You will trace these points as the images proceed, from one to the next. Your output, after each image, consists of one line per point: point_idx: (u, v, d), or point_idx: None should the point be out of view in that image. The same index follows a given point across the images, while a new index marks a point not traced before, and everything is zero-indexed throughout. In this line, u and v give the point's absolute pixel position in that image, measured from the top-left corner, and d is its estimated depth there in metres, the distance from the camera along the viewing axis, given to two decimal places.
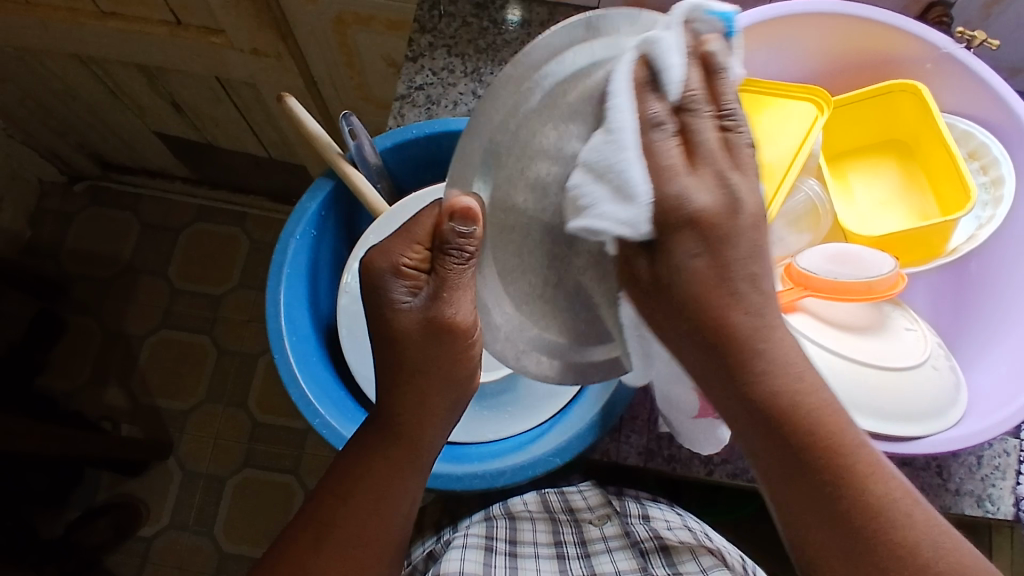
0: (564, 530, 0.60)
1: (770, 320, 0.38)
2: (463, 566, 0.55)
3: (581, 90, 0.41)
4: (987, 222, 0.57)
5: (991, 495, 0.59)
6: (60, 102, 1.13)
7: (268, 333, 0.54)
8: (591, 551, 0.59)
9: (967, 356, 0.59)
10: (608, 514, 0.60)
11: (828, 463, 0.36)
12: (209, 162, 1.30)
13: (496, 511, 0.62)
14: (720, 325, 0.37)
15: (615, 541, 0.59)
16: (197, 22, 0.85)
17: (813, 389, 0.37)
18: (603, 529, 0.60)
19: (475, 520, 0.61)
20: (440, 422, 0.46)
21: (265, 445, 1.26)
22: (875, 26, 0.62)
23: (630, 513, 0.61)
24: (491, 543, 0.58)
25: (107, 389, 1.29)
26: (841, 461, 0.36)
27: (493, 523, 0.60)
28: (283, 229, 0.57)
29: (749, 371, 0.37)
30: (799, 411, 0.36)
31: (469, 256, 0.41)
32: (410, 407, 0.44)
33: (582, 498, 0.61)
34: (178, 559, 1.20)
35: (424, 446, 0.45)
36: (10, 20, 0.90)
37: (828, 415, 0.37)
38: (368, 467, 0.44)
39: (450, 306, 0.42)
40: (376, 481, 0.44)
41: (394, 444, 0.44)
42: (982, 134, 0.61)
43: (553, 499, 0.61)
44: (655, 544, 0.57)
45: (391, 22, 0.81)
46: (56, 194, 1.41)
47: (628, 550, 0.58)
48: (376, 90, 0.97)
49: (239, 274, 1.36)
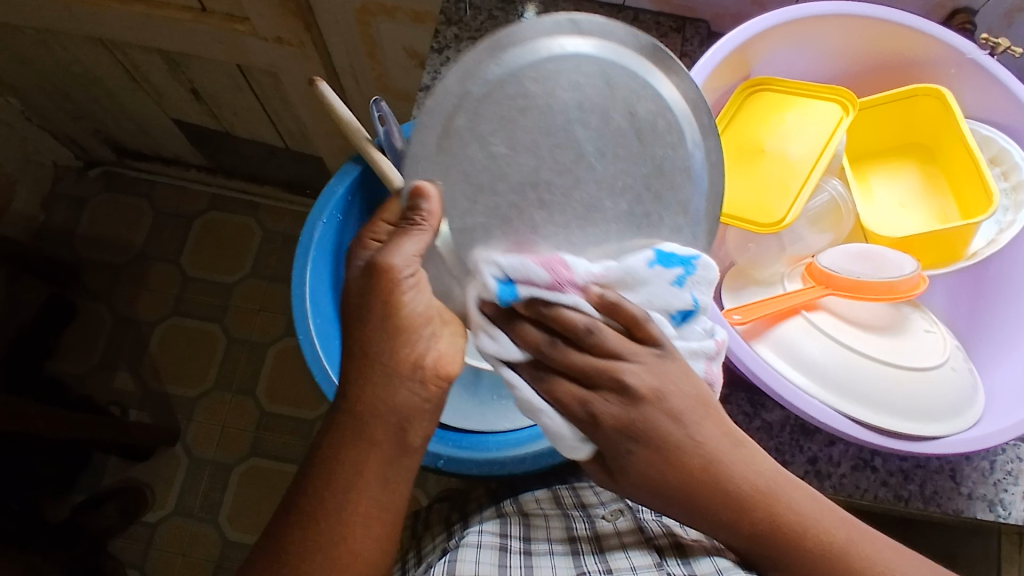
0: (577, 523, 0.60)
1: (724, 456, 0.40)
2: (478, 568, 0.54)
3: (521, 80, 0.44)
4: (1008, 227, 0.58)
5: (1004, 500, 0.59)
6: (80, 86, 1.14)
7: (293, 313, 0.55)
8: (605, 546, 0.58)
9: (984, 361, 0.59)
10: (621, 510, 0.60)
11: (809, 560, 0.41)
12: (224, 150, 1.30)
13: (509, 508, 0.63)
14: (689, 481, 0.40)
15: (629, 537, 0.58)
16: (221, 9, 0.86)
17: (771, 512, 0.41)
18: (616, 524, 0.59)
19: (488, 515, 0.63)
20: (397, 398, 0.41)
21: (271, 434, 1.27)
22: (900, 29, 0.62)
23: (643, 509, 0.60)
24: (505, 543, 0.57)
25: (116, 374, 1.30)
26: (817, 558, 0.41)
27: (506, 523, 0.60)
28: (310, 212, 0.58)
29: (720, 520, 0.41)
30: (767, 528, 0.41)
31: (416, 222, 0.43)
32: (363, 387, 0.41)
33: (594, 494, 0.63)
34: (182, 545, 1.21)
35: (376, 421, 0.41)
36: (34, 3, 0.91)
37: (790, 525, 0.41)
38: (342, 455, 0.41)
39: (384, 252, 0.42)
40: (339, 478, 0.40)
41: (360, 430, 0.41)
42: (1003, 140, 0.62)
43: (565, 495, 0.63)
44: (668, 540, 0.56)
45: (416, 13, 0.82)
46: (71, 180, 1.42)
47: (642, 546, 0.57)
48: (396, 80, 0.97)
49: (251, 263, 1.37)
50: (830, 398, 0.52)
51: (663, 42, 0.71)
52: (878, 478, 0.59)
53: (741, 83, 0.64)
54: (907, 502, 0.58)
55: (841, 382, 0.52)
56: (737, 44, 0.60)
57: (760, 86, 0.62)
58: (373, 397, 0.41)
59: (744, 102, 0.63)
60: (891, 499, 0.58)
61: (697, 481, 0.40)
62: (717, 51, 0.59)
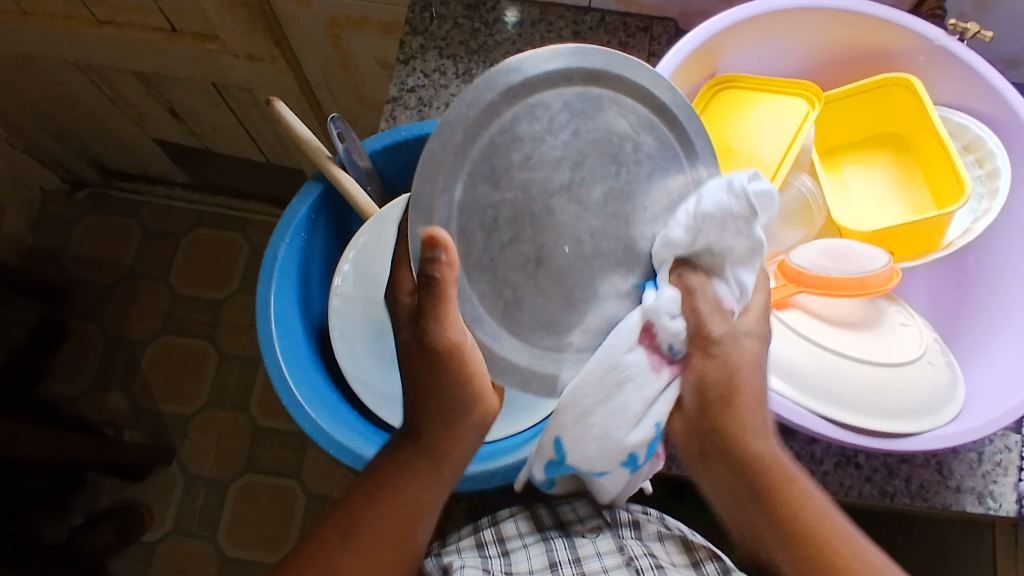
0: (557, 547, 0.60)
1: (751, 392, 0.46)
2: None
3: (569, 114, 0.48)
4: (983, 216, 0.57)
5: (993, 492, 0.58)
6: (61, 110, 1.14)
7: (259, 336, 0.54)
8: (586, 569, 0.58)
9: (962, 353, 0.58)
10: (600, 527, 0.61)
11: (784, 511, 0.45)
12: (208, 166, 1.30)
13: (486, 534, 0.62)
14: (715, 409, 0.45)
15: (609, 559, 0.58)
16: (192, 28, 0.86)
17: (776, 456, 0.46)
18: (596, 544, 0.60)
19: (465, 540, 0.62)
20: (465, 436, 0.45)
21: (266, 449, 1.27)
22: (865, 19, 0.61)
23: (621, 524, 0.62)
24: (488, 567, 0.57)
25: (110, 395, 1.30)
26: (797, 509, 0.45)
27: (486, 555, 0.59)
28: (273, 233, 0.57)
29: (731, 434, 0.46)
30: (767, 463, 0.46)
31: (439, 285, 0.39)
32: (436, 431, 0.45)
33: (573, 511, 0.63)
34: (182, 564, 1.20)
35: (446, 459, 0.45)
36: (8, 30, 0.91)
37: (785, 477, 0.46)
38: (396, 482, 0.45)
39: (437, 330, 0.41)
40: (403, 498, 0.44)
41: (423, 451, 0.45)
42: (977, 128, 0.61)
43: (544, 515, 0.63)
44: (649, 561, 0.58)
45: (384, 24, 0.81)
46: (59, 202, 1.41)
47: (622, 567, 0.57)
48: (371, 91, 0.97)
49: (240, 278, 1.37)
50: (808, 399, 0.51)
51: (631, 43, 0.71)
52: (863, 474, 0.58)
53: (708, 82, 0.63)
54: (893, 498, 0.58)
55: (811, 381, 0.52)
56: (701, 42, 0.60)
57: (724, 84, 0.62)
58: (448, 432, 0.45)
59: (708, 101, 0.62)
60: (877, 495, 0.58)
61: (722, 394, 0.45)
62: (679, 51, 0.59)
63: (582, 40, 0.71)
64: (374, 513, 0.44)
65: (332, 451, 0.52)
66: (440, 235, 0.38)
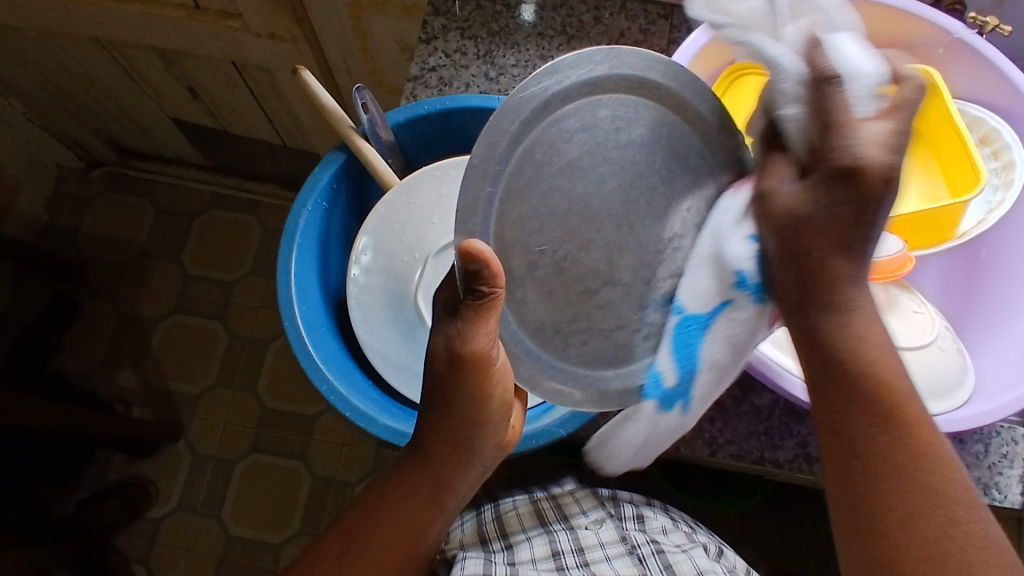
0: (560, 536, 0.61)
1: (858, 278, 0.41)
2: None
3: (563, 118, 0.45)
4: (997, 207, 0.58)
5: (998, 483, 0.58)
6: (81, 87, 1.15)
7: (279, 300, 0.55)
8: (590, 558, 0.59)
9: (973, 343, 0.59)
10: (603, 518, 0.62)
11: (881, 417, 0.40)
12: (224, 147, 1.31)
13: (489, 526, 0.62)
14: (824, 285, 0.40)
15: (613, 548, 0.60)
16: (215, 6, 0.87)
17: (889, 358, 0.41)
18: (600, 535, 0.61)
19: (467, 532, 0.62)
20: (470, 465, 0.49)
21: (273, 429, 1.28)
22: (887, 10, 0.62)
23: (625, 516, 0.63)
24: (490, 557, 0.58)
25: (120, 372, 1.31)
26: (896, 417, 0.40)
27: (490, 549, 0.60)
28: (295, 200, 0.57)
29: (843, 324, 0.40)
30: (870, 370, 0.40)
31: (489, 295, 0.40)
32: (445, 454, 0.48)
33: (575, 503, 0.63)
34: (186, 541, 1.21)
35: (449, 485, 0.49)
36: (34, 5, 0.92)
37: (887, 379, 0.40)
38: (406, 500, 0.49)
39: (473, 338, 0.42)
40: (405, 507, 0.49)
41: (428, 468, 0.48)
42: (993, 120, 0.61)
43: (547, 507, 0.63)
44: (651, 549, 0.60)
45: (405, 6, 0.82)
46: (74, 180, 1.43)
47: (626, 556, 0.59)
48: (389, 74, 0.98)
49: (251, 260, 1.38)
50: None
51: (651, 29, 0.71)
52: None
53: (729, 66, 0.63)
54: None
55: None
56: None
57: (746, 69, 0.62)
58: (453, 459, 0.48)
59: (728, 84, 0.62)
60: None
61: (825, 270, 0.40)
62: (700, 34, 0.59)
63: (603, 25, 0.71)
64: (378, 525, 0.49)
65: (349, 414, 0.52)
66: (478, 251, 0.38)
